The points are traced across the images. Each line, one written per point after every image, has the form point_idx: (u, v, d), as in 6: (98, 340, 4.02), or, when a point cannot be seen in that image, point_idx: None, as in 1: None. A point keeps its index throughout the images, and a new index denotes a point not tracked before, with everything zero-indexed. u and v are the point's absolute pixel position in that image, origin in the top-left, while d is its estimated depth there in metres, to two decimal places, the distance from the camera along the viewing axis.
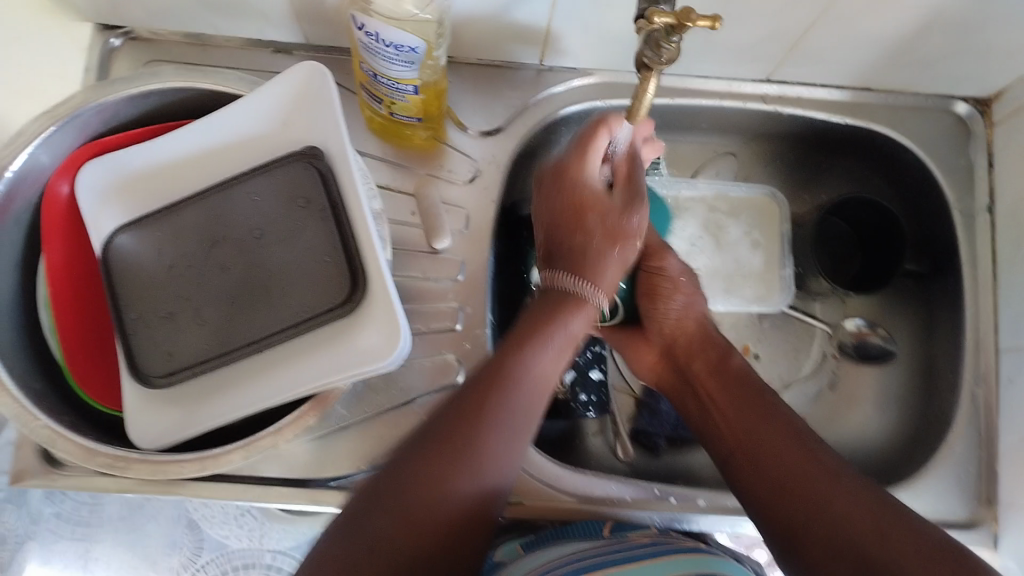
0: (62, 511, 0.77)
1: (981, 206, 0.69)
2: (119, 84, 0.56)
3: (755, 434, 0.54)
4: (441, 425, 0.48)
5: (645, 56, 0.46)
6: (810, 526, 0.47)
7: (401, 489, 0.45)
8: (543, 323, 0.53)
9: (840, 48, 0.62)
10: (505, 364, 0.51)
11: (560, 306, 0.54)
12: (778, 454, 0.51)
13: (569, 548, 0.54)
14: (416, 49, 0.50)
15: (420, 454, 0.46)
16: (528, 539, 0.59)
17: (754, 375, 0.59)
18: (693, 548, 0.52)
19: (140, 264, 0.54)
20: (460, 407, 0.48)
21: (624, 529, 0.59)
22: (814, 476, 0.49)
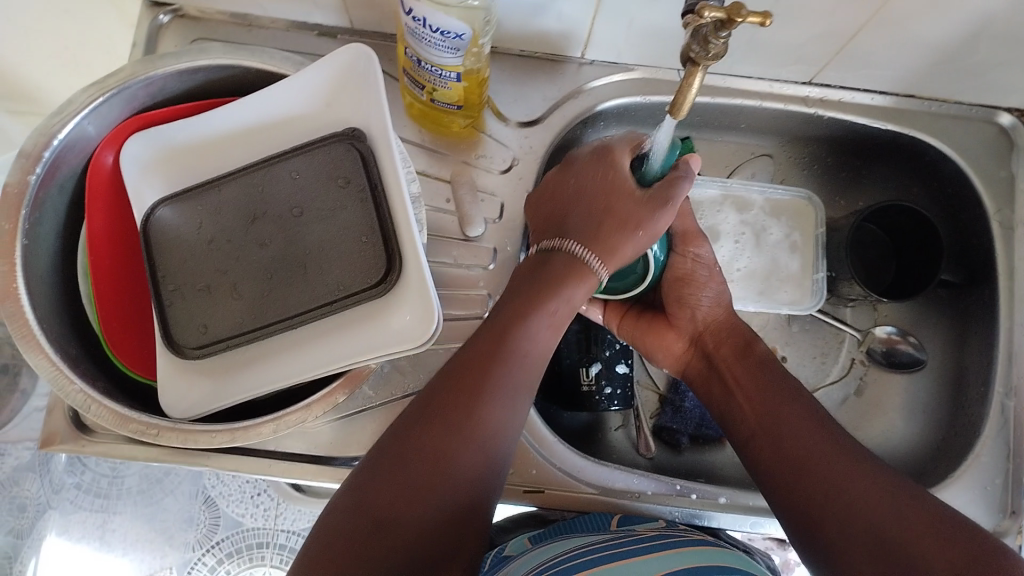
0: (81, 482, 0.88)
1: (1022, 218, 0.68)
2: (167, 59, 0.57)
3: (775, 422, 0.54)
4: (439, 401, 0.47)
5: (690, 50, 0.46)
6: (830, 514, 0.47)
7: (403, 467, 0.45)
8: (546, 288, 0.51)
9: (886, 51, 0.62)
10: (506, 336, 0.49)
11: (569, 271, 0.51)
12: (797, 443, 0.51)
13: (578, 540, 0.54)
14: (461, 36, 0.50)
15: (424, 430, 0.46)
16: (536, 533, 0.60)
17: (777, 364, 0.58)
18: (707, 543, 0.53)
19: (181, 237, 0.55)
20: (458, 383, 0.48)
21: (633, 522, 0.59)
22: (834, 465, 0.49)
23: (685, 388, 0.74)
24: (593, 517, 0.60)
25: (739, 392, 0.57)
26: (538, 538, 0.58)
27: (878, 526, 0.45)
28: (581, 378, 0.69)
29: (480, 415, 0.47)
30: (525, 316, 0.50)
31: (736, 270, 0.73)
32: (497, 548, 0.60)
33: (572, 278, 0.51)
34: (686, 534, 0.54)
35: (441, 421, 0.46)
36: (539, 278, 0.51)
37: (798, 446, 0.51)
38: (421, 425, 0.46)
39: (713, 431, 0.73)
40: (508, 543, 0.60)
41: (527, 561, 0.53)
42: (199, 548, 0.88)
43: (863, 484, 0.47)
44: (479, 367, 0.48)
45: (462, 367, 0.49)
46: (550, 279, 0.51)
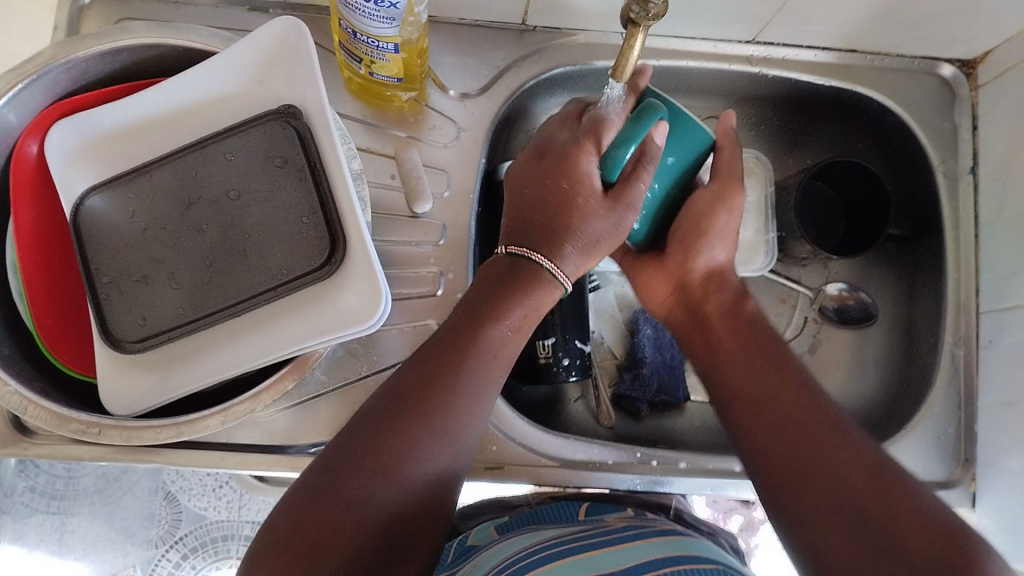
0: (35, 485, 0.85)
1: (965, 168, 0.69)
2: (89, 39, 0.54)
3: (759, 381, 0.52)
4: (404, 401, 0.47)
5: (631, 12, 0.45)
6: (808, 485, 0.45)
7: (364, 466, 0.44)
8: (520, 280, 0.52)
9: (827, 8, 0.61)
10: (475, 334, 0.50)
11: (524, 273, 0.52)
12: (778, 407, 0.49)
13: (548, 531, 0.54)
14: (396, 5, 0.49)
15: (390, 433, 0.46)
16: (501, 520, 0.59)
17: (766, 321, 0.57)
18: (670, 531, 0.52)
19: (114, 226, 0.53)
20: (422, 383, 0.48)
21: (601, 511, 0.58)
22: (805, 429, 0.47)
23: (642, 355, 0.74)
24: (560, 505, 0.59)
25: (728, 348, 0.55)
26: (505, 527, 0.58)
27: (839, 494, 0.44)
28: (536, 351, 0.67)
29: (456, 402, 0.48)
30: (495, 311, 0.51)
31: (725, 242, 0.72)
32: (461, 537, 0.60)
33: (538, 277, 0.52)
34: (655, 524, 0.54)
35: (430, 413, 0.47)
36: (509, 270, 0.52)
37: (759, 412, 0.50)
38: (394, 419, 0.46)
39: (673, 396, 0.73)
40: (473, 531, 0.60)
41: (494, 554, 0.52)
42: (162, 544, 0.87)
43: (836, 451, 0.46)
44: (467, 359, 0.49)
45: (441, 355, 0.49)
46: (520, 271, 0.52)
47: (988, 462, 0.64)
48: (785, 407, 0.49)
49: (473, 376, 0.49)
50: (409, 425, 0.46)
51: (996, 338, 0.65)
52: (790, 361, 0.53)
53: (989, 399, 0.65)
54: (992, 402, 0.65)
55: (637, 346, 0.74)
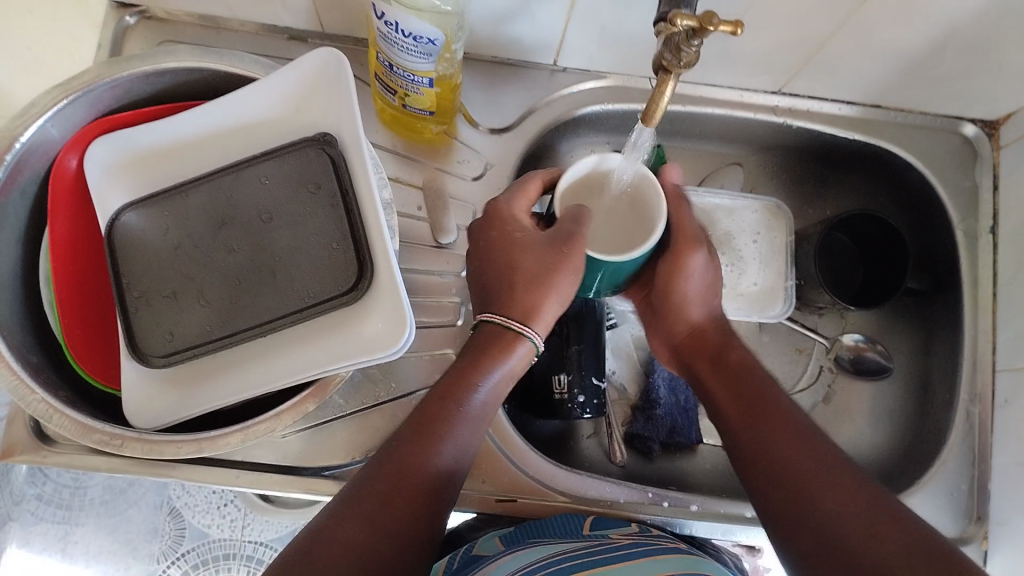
0: (42, 493, 0.86)
1: (985, 227, 0.69)
2: (134, 61, 0.56)
3: (757, 423, 0.52)
4: (373, 478, 0.47)
5: (663, 58, 0.47)
6: (816, 519, 0.45)
7: (337, 540, 0.43)
8: (487, 353, 0.52)
9: (855, 61, 0.63)
10: (445, 406, 0.50)
11: (499, 342, 0.53)
12: (778, 445, 0.50)
13: (553, 547, 0.53)
14: (434, 41, 0.50)
15: (359, 511, 0.45)
16: (507, 532, 0.59)
17: (759, 367, 0.58)
18: (677, 550, 0.53)
19: (148, 242, 0.54)
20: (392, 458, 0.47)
21: (605, 526, 0.58)
22: (804, 464, 0.48)
23: (655, 396, 0.74)
24: (565, 518, 0.59)
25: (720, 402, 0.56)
26: (510, 539, 0.57)
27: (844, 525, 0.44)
28: (552, 386, 0.67)
29: (436, 466, 0.48)
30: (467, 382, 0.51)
31: (751, 286, 0.72)
32: (464, 548, 0.59)
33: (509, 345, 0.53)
34: (660, 543, 0.54)
35: (408, 482, 0.47)
36: (480, 337, 0.53)
37: (763, 454, 0.50)
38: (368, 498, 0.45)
39: (685, 439, 0.74)
40: (477, 542, 0.59)
41: (500, 567, 0.51)
42: (164, 559, 0.87)
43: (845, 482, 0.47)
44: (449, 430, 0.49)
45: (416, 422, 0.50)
46: (492, 345, 0.53)
47: (1000, 521, 0.64)
48: (780, 447, 0.50)
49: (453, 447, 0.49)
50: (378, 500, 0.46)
51: (1012, 397, 0.65)
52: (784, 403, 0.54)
53: (1003, 458, 0.65)
54: (1006, 461, 0.64)
55: (653, 386, 0.74)
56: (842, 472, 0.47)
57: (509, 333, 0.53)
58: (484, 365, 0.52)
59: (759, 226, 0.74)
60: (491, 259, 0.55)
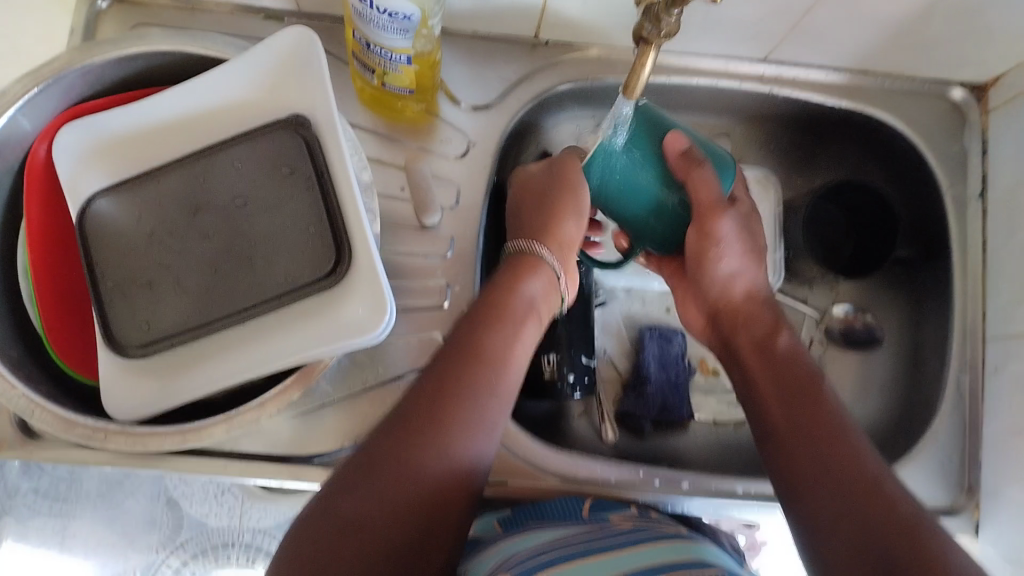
0: (38, 487, 0.84)
1: (974, 193, 0.69)
2: (105, 46, 0.55)
3: (799, 408, 0.51)
4: (409, 405, 0.47)
5: (643, 28, 0.46)
6: (834, 511, 0.45)
7: (373, 472, 0.44)
8: (502, 288, 0.54)
9: (839, 28, 0.62)
10: (472, 338, 0.50)
11: (523, 266, 0.56)
12: (813, 429, 0.49)
13: (553, 531, 0.53)
14: (410, 17, 0.49)
15: (396, 440, 0.45)
16: (505, 515, 0.59)
17: (803, 356, 0.56)
18: (675, 535, 0.52)
19: (121, 231, 0.53)
20: (423, 387, 0.48)
21: (605, 509, 0.58)
22: (837, 456, 0.47)
23: (646, 372, 0.73)
24: (563, 501, 0.58)
25: (763, 387, 0.54)
26: (510, 522, 0.57)
27: (862, 519, 0.44)
28: (542, 367, 0.66)
29: (472, 395, 0.48)
30: (486, 316, 0.52)
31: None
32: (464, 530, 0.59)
33: (530, 271, 0.56)
34: (660, 527, 0.54)
35: (441, 410, 0.46)
36: (511, 269, 0.56)
37: (796, 436, 0.50)
38: (404, 427, 0.46)
39: (676, 414, 0.73)
40: (475, 525, 0.59)
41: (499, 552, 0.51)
42: (163, 549, 0.87)
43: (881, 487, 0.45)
44: (479, 356, 0.49)
45: (442, 378, 0.48)
46: (512, 274, 0.55)
47: (993, 490, 0.64)
48: (812, 437, 0.49)
49: (487, 374, 0.49)
50: (412, 427, 0.45)
51: (1001, 365, 0.65)
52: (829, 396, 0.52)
53: (994, 426, 0.64)
54: (998, 429, 0.64)
55: (642, 362, 0.74)
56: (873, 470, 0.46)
57: (532, 256, 0.57)
58: (503, 303, 0.52)
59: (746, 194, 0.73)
60: (517, 204, 0.61)
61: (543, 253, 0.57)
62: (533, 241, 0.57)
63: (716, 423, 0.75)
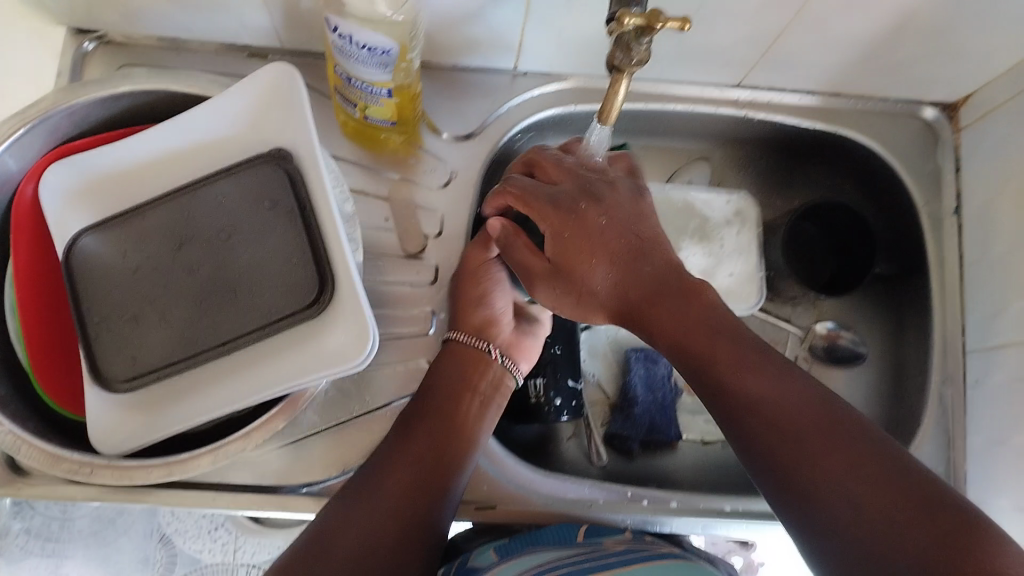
0: (31, 526, 0.80)
1: (949, 210, 0.70)
2: (91, 86, 0.56)
3: (738, 398, 0.46)
4: (363, 476, 0.51)
5: (615, 58, 0.47)
6: (828, 511, 0.42)
7: (322, 539, 0.47)
8: (452, 368, 0.57)
9: (809, 52, 0.63)
10: (423, 409, 0.54)
11: (459, 357, 0.57)
12: (765, 420, 0.45)
13: (546, 554, 0.54)
14: (388, 51, 0.50)
15: (342, 514, 0.48)
16: (500, 543, 0.58)
17: (701, 301, 0.50)
18: (667, 557, 0.53)
19: (106, 267, 0.54)
20: (377, 460, 0.52)
21: (599, 534, 0.58)
22: (801, 451, 0.44)
23: (632, 395, 0.74)
24: (557, 528, 0.59)
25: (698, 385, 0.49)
26: (504, 550, 0.56)
27: (852, 511, 0.41)
28: (528, 391, 0.67)
29: (419, 467, 0.51)
30: (439, 387, 0.55)
31: (725, 278, 0.71)
32: (458, 560, 0.58)
33: (471, 363, 0.57)
34: (653, 548, 0.54)
35: (385, 482, 0.50)
36: (450, 367, 0.57)
37: (761, 425, 0.45)
38: (350, 502, 0.49)
39: (664, 436, 0.73)
40: (471, 553, 0.58)
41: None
42: None
43: (829, 434, 0.44)
44: (426, 428, 0.53)
45: (372, 475, 0.51)
46: (456, 358, 0.57)
47: (979, 501, 0.64)
48: (771, 428, 0.45)
49: (432, 441, 0.53)
50: (358, 499, 0.49)
51: (982, 378, 0.65)
52: (749, 360, 0.47)
53: (977, 438, 0.65)
54: (982, 441, 0.64)
55: (630, 385, 0.74)
56: (840, 445, 0.43)
57: (468, 348, 0.57)
58: (463, 383, 0.56)
59: (732, 216, 0.73)
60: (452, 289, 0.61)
61: (483, 346, 0.58)
62: (456, 330, 0.58)
63: (704, 442, 0.76)
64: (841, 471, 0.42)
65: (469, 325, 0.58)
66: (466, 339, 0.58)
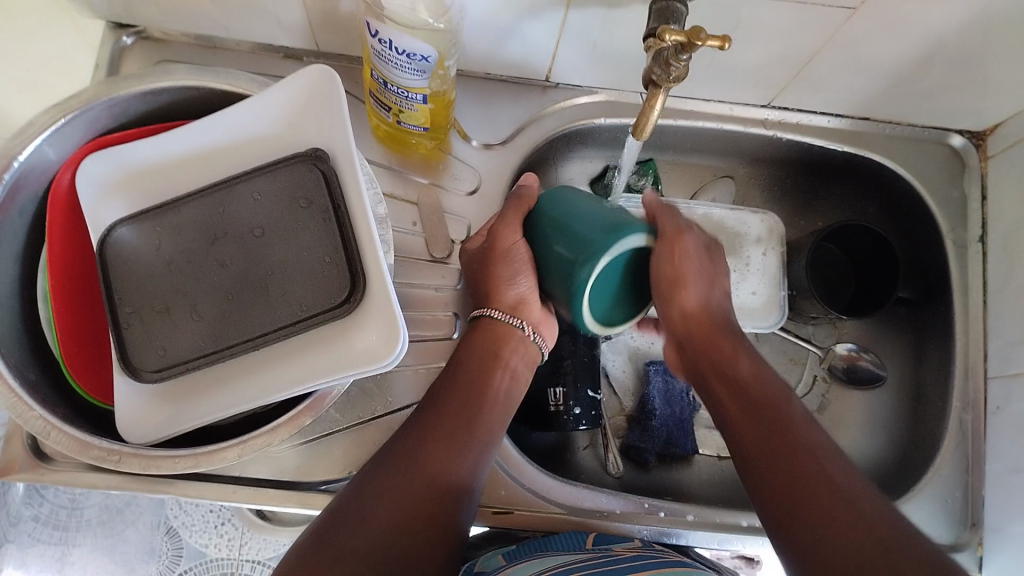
0: (39, 514, 0.86)
1: (974, 236, 0.70)
2: (131, 80, 0.57)
3: (759, 430, 0.51)
4: (395, 447, 0.50)
5: (653, 74, 0.48)
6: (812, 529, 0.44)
7: (348, 509, 0.46)
8: (480, 348, 0.57)
9: (840, 76, 0.64)
10: (455, 388, 0.54)
11: (490, 335, 0.58)
12: (779, 445, 0.49)
13: (556, 559, 0.54)
14: (428, 58, 0.51)
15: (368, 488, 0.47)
16: (509, 549, 0.58)
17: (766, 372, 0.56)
18: (678, 563, 0.53)
19: (140, 259, 0.54)
20: (409, 436, 0.51)
21: (608, 542, 0.58)
22: (805, 473, 0.47)
23: (650, 407, 0.74)
24: (568, 534, 0.59)
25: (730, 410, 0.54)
26: (513, 554, 0.57)
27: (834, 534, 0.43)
28: (547, 398, 0.67)
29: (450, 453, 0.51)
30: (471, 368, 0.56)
31: (747, 296, 0.72)
32: (467, 565, 0.58)
33: (501, 339, 0.58)
34: (664, 555, 0.55)
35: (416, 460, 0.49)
36: (480, 344, 0.57)
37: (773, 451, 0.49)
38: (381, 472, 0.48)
39: (680, 449, 0.74)
40: (479, 560, 0.58)
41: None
42: None
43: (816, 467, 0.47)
44: (459, 406, 0.53)
45: (405, 448, 0.50)
46: (485, 338, 0.58)
47: (994, 527, 0.64)
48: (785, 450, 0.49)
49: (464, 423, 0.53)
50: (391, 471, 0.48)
51: (1003, 404, 0.65)
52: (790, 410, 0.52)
53: (996, 465, 0.65)
54: (999, 467, 0.65)
55: (648, 397, 0.75)
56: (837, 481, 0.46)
57: (499, 322, 0.58)
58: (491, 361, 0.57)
59: (763, 236, 0.73)
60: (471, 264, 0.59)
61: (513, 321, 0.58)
62: (487, 307, 0.58)
63: (720, 458, 0.76)
64: (802, 474, 0.47)
65: (502, 303, 0.58)
66: (499, 316, 0.58)
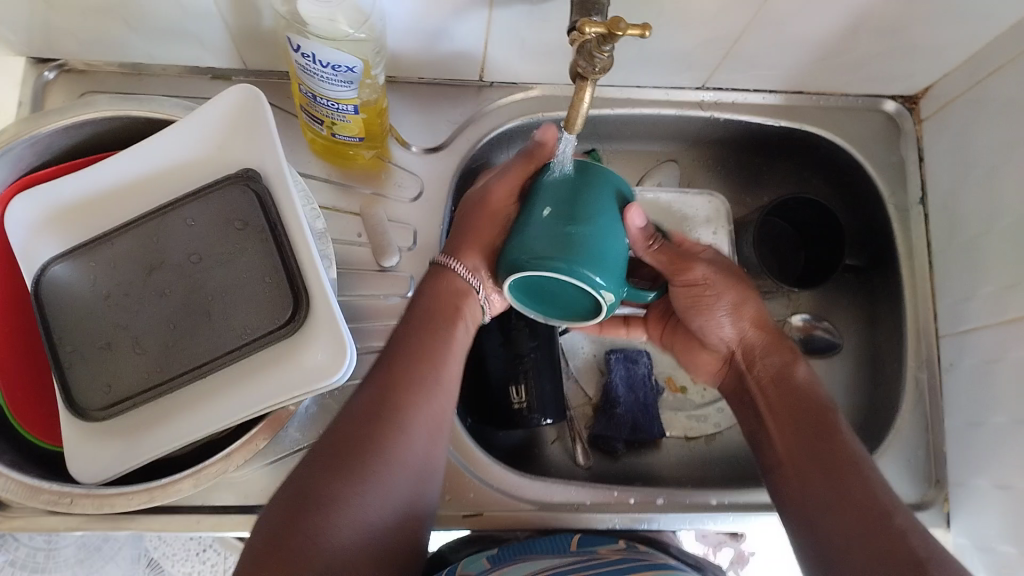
0: (14, 558, 0.80)
1: (914, 200, 0.71)
2: (53, 114, 0.56)
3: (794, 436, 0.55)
4: (355, 426, 0.51)
5: (579, 66, 0.47)
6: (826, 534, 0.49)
7: (312, 496, 0.47)
8: (433, 306, 0.57)
9: (768, 53, 0.64)
10: (410, 354, 0.55)
11: (447, 291, 0.58)
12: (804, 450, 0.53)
13: (541, 565, 0.53)
14: (353, 68, 0.50)
15: (332, 473, 0.48)
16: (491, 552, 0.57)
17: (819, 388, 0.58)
18: (663, 565, 0.53)
19: (77, 295, 0.54)
20: (369, 411, 0.52)
21: (593, 543, 0.58)
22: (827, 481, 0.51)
23: (614, 396, 0.74)
24: (550, 538, 0.58)
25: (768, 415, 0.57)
26: (496, 558, 0.56)
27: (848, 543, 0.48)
28: (510, 396, 0.66)
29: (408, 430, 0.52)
30: (425, 334, 0.56)
31: None
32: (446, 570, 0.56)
33: (461, 298, 0.58)
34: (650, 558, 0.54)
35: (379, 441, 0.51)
36: (435, 297, 0.57)
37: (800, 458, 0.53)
38: (344, 453, 0.49)
39: (647, 435, 0.74)
40: (460, 563, 0.56)
41: None
42: None
43: (838, 479, 0.51)
44: (415, 376, 0.54)
45: (366, 428, 0.51)
46: (436, 295, 0.57)
47: (957, 482, 0.65)
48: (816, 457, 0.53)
49: (420, 395, 0.53)
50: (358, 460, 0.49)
51: (956, 360, 0.66)
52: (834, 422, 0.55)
53: (954, 420, 0.66)
54: (958, 423, 0.65)
55: (610, 386, 0.75)
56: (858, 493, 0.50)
57: (455, 278, 0.57)
58: (445, 317, 0.57)
59: (710, 216, 0.74)
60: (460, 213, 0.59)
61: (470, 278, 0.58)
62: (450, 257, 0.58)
63: (688, 439, 0.76)
64: (828, 484, 0.51)
65: (466, 260, 0.57)
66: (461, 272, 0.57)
